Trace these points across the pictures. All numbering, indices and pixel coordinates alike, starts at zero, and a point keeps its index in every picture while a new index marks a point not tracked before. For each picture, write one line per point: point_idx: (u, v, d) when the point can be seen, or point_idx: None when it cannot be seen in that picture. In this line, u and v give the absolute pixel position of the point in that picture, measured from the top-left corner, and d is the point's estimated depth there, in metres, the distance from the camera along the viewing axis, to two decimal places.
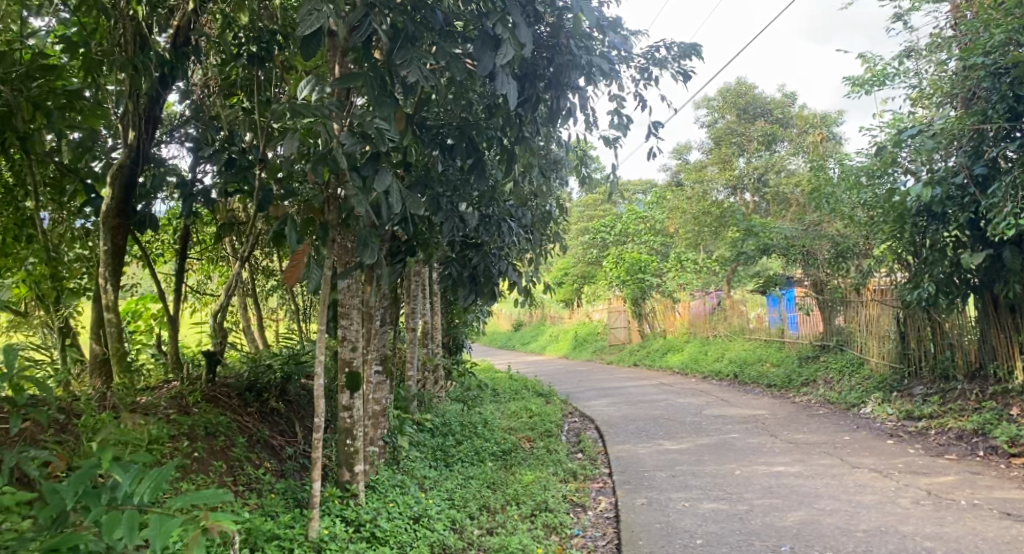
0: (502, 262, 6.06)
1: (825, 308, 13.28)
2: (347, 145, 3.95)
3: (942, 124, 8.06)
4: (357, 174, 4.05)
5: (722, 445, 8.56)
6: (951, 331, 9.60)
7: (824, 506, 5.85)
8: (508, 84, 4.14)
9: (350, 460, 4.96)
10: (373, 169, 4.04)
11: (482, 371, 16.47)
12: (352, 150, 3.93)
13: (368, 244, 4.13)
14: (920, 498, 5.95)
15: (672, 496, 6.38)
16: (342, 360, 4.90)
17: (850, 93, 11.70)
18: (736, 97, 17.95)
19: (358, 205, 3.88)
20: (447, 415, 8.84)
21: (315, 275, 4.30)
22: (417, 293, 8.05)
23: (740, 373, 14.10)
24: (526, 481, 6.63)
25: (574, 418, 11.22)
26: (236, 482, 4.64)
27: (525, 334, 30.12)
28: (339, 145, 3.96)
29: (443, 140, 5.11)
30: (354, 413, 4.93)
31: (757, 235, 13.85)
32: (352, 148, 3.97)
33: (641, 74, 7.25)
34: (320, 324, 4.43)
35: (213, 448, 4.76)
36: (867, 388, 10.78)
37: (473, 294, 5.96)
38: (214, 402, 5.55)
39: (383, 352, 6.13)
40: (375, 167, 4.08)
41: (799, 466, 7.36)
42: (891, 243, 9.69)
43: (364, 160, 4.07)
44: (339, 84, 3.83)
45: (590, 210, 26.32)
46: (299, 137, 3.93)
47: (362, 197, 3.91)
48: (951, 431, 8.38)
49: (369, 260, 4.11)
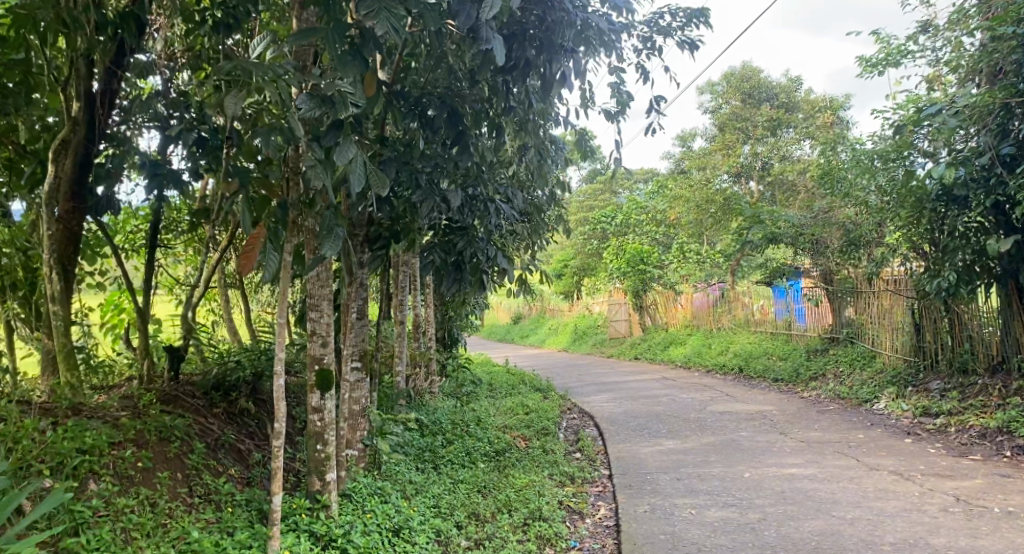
0: (491, 249, 5.46)
1: (834, 299, 12.76)
2: (303, 111, 3.47)
3: (967, 99, 7.49)
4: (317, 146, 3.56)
5: (729, 444, 8.07)
6: (971, 322, 9.09)
7: (843, 514, 5.37)
8: (493, 40, 3.65)
9: (321, 468, 4.44)
10: (335, 139, 3.57)
11: (480, 366, 15.98)
12: (310, 115, 3.45)
13: (333, 228, 3.62)
14: (949, 505, 5.47)
15: (678, 502, 5.90)
16: (311, 357, 4.39)
17: (862, 75, 11.15)
18: (741, 82, 17.21)
19: (316, 180, 3.37)
20: (437, 413, 8.37)
21: (274, 257, 3.61)
22: (407, 283, 7.55)
23: (745, 367, 13.62)
24: (520, 485, 6.15)
25: (573, 414, 10.75)
26: (193, 494, 4.13)
27: (524, 327, 29.65)
28: (295, 110, 3.46)
29: (425, 109, 4.60)
30: (325, 415, 4.43)
31: (763, 224, 13.41)
32: (309, 114, 3.49)
33: (644, 44, 6.77)
34: (278, 315, 3.87)
35: (164, 455, 4.24)
36: (880, 382, 10.27)
37: (458, 284, 5.35)
38: (174, 403, 5.06)
39: (363, 348, 5.53)
40: (339, 137, 3.62)
41: (813, 467, 6.87)
42: (908, 231, 9.24)
43: (326, 128, 3.59)
44: (295, 39, 3.32)
45: (590, 200, 25.74)
46: (245, 99, 3.42)
47: (322, 172, 3.41)
48: (973, 429, 7.88)
49: (333, 247, 3.57)
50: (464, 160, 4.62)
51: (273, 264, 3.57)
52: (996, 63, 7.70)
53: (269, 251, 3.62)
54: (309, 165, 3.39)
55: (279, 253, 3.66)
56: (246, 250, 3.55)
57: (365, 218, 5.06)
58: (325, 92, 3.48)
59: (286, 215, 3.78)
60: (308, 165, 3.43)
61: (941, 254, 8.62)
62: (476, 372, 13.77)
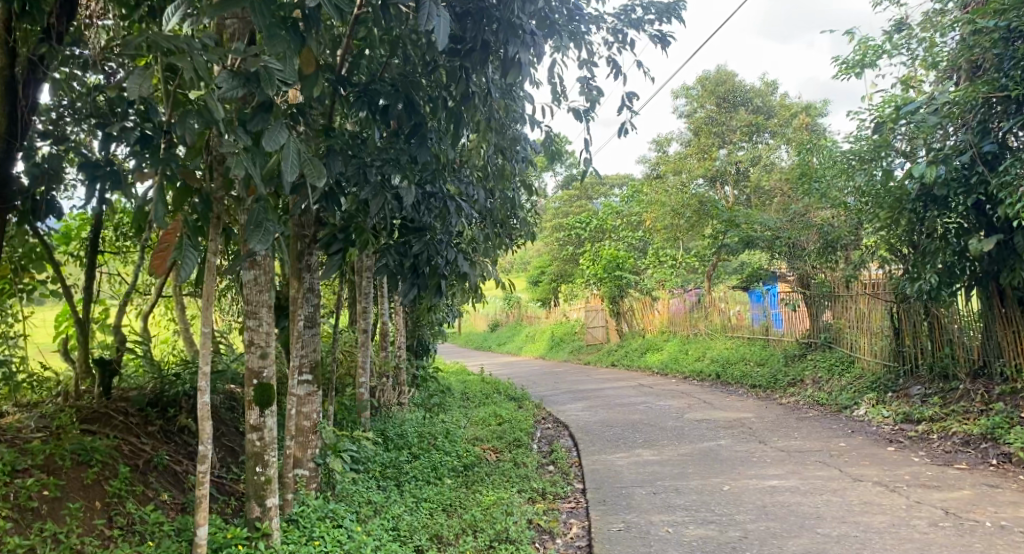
0: (450, 251, 4.98)
1: (812, 304, 12.52)
2: (225, 92, 3.09)
3: (947, 95, 7.25)
4: (243, 129, 3.18)
5: (707, 455, 7.75)
6: (951, 327, 8.85)
7: (829, 531, 5.06)
8: (437, 14, 3.34)
9: (261, 493, 4.03)
10: (264, 123, 3.19)
11: (451, 374, 15.58)
12: (232, 96, 3.06)
13: (263, 223, 3.23)
14: (938, 519, 5.17)
15: (654, 519, 5.56)
16: (249, 370, 4.00)
17: (839, 76, 10.94)
18: (716, 86, 16.99)
19: (240, 167, 2.98)
20: (404, 426, 8.00)
21: (192, 255, 3.20)
22: (370, 289, 7.15)
23: (722, 373, 13.35)
24: (487, 503, 5.75)
25: (547, 424, 10.38)
26: (112, 526, 3.73)
27: (501, 334, 29.26)
28: (215, 90, 3.10)
29: (374, 95, 4.22)
30: (264, 434, 4.02)
31: (739, 228, 13.52)
32: (231, 94, 3.11)
33: (615, 36, 6.47)
34: (203, 323, 3.46)
35: (79, 482, 3.86)
36: (859, 388, 10.04)
37: (415, 288, 4.85)
38: (102, 422, 4.67)
39: (315, 359, 5.12)
40: (268, 121, 3.20)
41: (794, 479, 6.55)
42: (889, 233, 9.01)
43: (252, 110, 3.19)
44: (215, 9, 2.92)
45: (566, 206, 25.47)
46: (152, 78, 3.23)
47: (247, 159, 3.02)
48: (956, 436, 7.64)
49: (262, 244, 3.18)
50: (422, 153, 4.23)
51: (192, 263, 3.17)
52: (976, 58, 7.49)
53: (186, 248, 3.21)
54: (233, 152, 3.02)
55: (199, 251, 3.26)
56: (160, 248, 3.15)
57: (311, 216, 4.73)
58: (249, 69, 3.11)
59: (209, 210, 3.37)
60: (232, 152, 3.06)
61: (921, 257, 8.39)
62: (447, 381, 13.36)
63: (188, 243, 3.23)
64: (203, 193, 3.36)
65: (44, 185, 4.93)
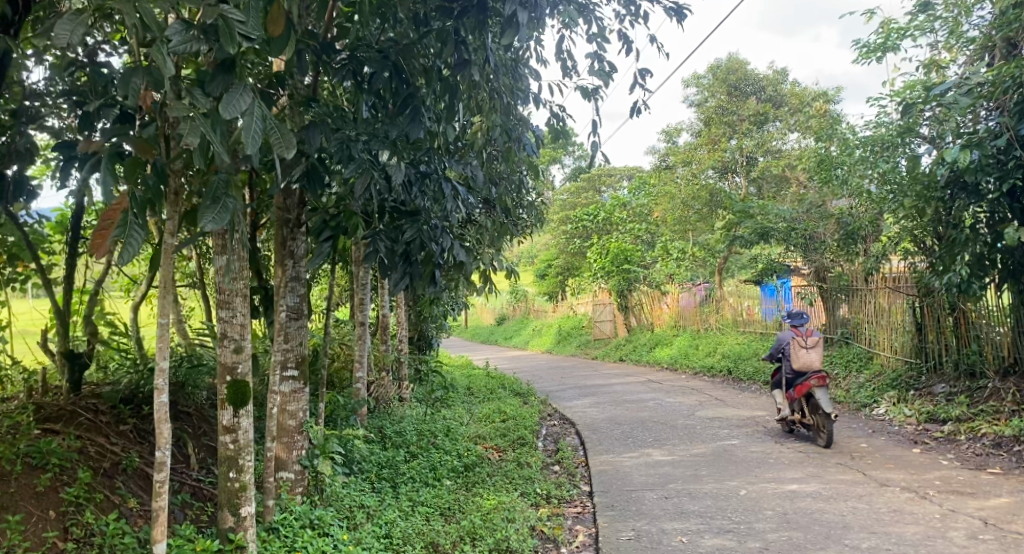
0: (447, 238, 4.45)
1: (828, 298, 12.09)
2: (178, 45, 2.71)
3: (982, 75, 6.81)
4: (200, 91, 2.79)
5: (721, 455, 7.35)
6: (979, 322, 8.40)
7: (857, 543, 4.68)
8: None
9: (235, 501, 3.66)
10: (225, 85, 2.83)
11: (455, 368, 15.21)
12: (183, 49, 2.67)
13: (221, 199, 2.92)
14: (977, 531, 4.79)
15: (666, 528, 5.17)
16: (221, 367, 3.64)
17: (860, 60, 10.45)
18: (726, 74, 16.40)
19: (193, 135, 2.62)
20: (403, 423, 7.65)
21: (138, 234, 2.81)
22: (366, 280, 6.83)
23: (734, 369, 12.92)
24: (488, 508, 5.36)
25: (554, 421, 10.00)
26: (66, 539, 3.52)
27: (508, 328, 28.82)
28: (164, 44, 2.71)
29: (359, 64, 3.87)
30: (239, 437, 3.65)
31: (753, 218, 12.79)
32: (183, 48, 2.71)
33: (627, 7, 6.03)
34: (161, 311, 3.09)
35: (30, 490, 3.64)
36: (879, 385, 9.62)
37: (407, 278, 4.33)
38: (68, 422, 4.34)
39: (301, 354, 4.75)
40: (229, 82, 2.83)
41: (816, 483, 6.14)
42: (918, 221, 8.53)
43: (211, 70, 2.82)
44: None
45: (573, 198, 25.01)
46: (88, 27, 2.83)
47: (202, 124, 2.64)
48: (986, 438, 7.22)
49: (214, 222, 2.85)
50: (412, 128, 3.85)
51: (138, 244, 2.77)
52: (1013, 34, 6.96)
53: (133, 226, 2.81)
54: (185, 116, 2.64)
55: (146, 229, 2.88)
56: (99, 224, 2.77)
57: (290, 192, 4.41)
58: (205, 20, 2.72)
59: (160, 183, 3.00)
60: (187, 116, 2.69)
61: (947, 250, 7.93)
62: (450, 375, 12.99)
63: (134, 220, 2.84)
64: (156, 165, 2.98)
65: (11, 163, 4.48)
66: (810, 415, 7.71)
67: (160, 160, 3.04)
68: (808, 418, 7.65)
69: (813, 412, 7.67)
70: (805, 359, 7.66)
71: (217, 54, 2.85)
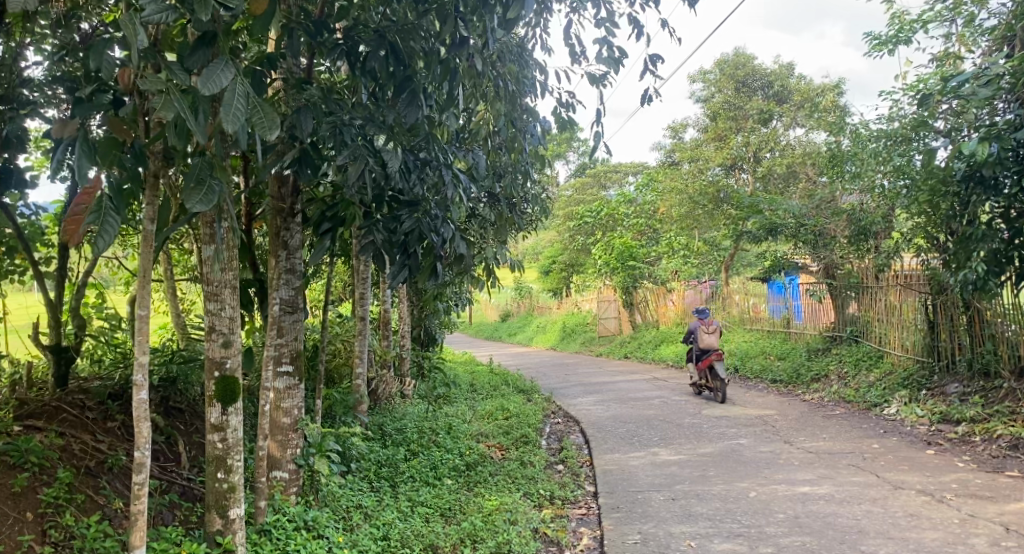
0: (448, 228, 4.28)
1: (837, 296, 11.88)
2: (152, 15, 2.56)
3: (1002, 65, 6.58)
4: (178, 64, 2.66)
5: (729, 455, 7.16)
6: (994, 321, 8.19)
7: (874, 550, 4.49)
8: None
9: (223, 502, 3.50)
10: (204, 60, 2.74)
11: (457, 365, 15.06)
12: (157, 18, 2.53)
13: (205, 180, 2.77)
14: (999, 538, 4.59)
15: (674, 531, 4.99)
16: (208, 361, 3.47)
17: (872, 53, 10.25)
18: (734, 70, 16.18)
19: (167, 112, 2.48)
20: (404, 419, 7.49)
21: (113, 219, 2.78)
22: (366, 273, 6.66)
23: (740, 367, 12.72)
24: (489, 509, 5.18)
25: (557, 419, 9.81)
26: (43, 542, 3.46)
27: (512, 325, 28.60)
28: (137, 13, 2.57)
29: (355, 45, 3.69)
30: (228, 436, 3.48)
31: (763, 214, 12.53)
32: (159, 18, 2.57)
33: None
34: (140, 299, 2.96)
35: (6, 491, 3.55)
36: (890, 384, 9.42)
37: (406, 270, 4.12)
38: (52, 419, 4.20)
39: (296, 349, 4.58)
40: (208, 55, 2.73)
41: (828, 485, 5.95)
42: (933, 216, 8.33)
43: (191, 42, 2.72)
44: None
45: (578, 194, 24.82)
46: None
47: (179, 100, 2.50)
48: (1002, 439, 7.01)
49: (202, 204, 2.71)
50: (410, 111, 3.69)
51: (113, 229, 2.75)
52: None
53: (107, 209, 2.78)
54: (159, 90, 2.50)
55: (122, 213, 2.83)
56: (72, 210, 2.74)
57: (283, 177, 4.25)
58: None
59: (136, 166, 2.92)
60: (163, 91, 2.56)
61: (961, 246, 7.72)
62: (452, 372, 12.82)
63: (109, 206, 2.79)
64: (134, 147, 2.94)
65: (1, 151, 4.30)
66: (713, 380, 10.35)
67: (138, 142, 2.98)
68: (710, 382, 10.31)
69: (715, 378, 10.32)
70: (708, 341, 10.23)
71: (196, 27, 2.76)
